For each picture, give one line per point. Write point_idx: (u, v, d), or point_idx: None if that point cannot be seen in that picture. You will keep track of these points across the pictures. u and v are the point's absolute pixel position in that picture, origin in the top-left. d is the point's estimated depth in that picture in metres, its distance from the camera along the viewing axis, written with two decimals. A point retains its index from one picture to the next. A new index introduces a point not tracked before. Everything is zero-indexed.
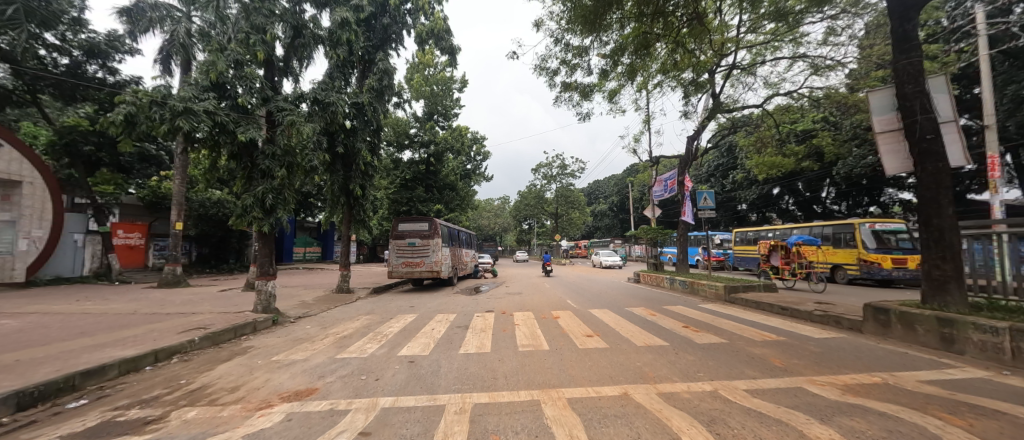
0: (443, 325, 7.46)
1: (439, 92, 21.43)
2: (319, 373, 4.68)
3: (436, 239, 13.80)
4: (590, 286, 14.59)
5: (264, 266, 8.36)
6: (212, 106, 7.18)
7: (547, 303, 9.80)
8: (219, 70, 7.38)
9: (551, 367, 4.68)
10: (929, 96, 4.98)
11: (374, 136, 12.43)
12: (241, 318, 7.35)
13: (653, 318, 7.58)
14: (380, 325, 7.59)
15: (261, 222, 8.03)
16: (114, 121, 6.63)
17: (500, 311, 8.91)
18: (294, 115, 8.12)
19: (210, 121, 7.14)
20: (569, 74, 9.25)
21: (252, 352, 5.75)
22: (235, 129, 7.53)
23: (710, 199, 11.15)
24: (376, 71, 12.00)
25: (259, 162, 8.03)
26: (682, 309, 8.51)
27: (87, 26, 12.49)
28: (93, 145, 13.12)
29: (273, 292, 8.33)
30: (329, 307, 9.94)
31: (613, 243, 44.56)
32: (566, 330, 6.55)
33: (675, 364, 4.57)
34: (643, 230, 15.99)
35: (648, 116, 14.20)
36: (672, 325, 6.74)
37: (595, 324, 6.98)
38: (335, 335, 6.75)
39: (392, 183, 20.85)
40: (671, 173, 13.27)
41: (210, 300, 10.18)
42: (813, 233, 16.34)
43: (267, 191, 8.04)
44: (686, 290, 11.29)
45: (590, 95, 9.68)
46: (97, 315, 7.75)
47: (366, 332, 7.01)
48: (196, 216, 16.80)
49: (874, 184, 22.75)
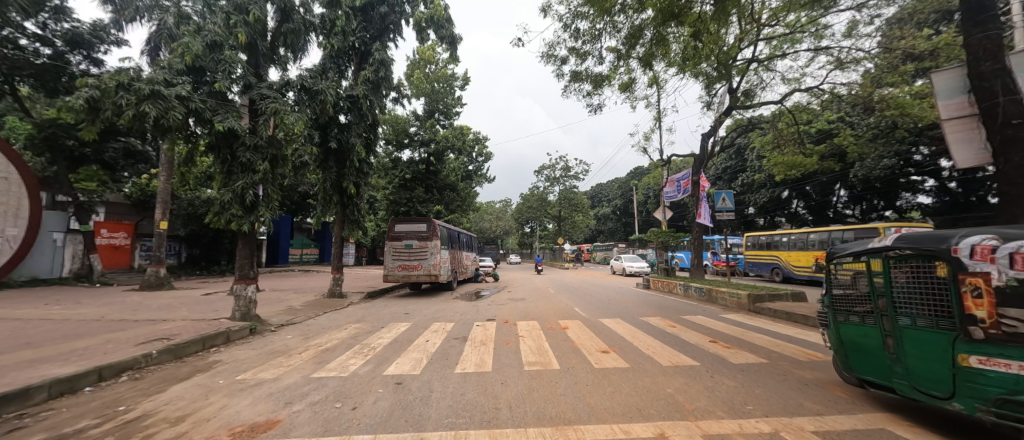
0: (438, 336, 6.68)
1: (440, 90, 20.71)
2: (286, 398, 3.90)
3: (435, 241, 13.03)
4: (597, 292, 13.80)
5: (243, 268, 7.62)
6: (186, 91, 6.51)
7: (554, 311, 9.02)
8: (194, 53, 6.66)
9: (564, 393, 3.89)
10: (1012, 75, 4.22)
11: (369, 131, 11.72)
12: (213, 327, 6.59)
13: (673, 330, 6.79)
14: (369, 335, 6.83)
15: (239, 221, 7.31)
16: (74, 107, 5.96)
17: (502, 320, 8.13)
18: (278, 104, 7.40)
19: (183, 107, 6.42)
20: (578, 62, 8.55)
21: (218, 368, 5.00)
22: (211, 118, 6.85)
23: (729, 200, 10.33)
24: (373, 61, 11.25)
25: (238, 154, 7.29)
26: (703, 320, 7.71)
27: (70, 15, 11.88)
28: (75, 140, 12.55)
29: (253, 298, 7.61)
30: (317, 314, 9.18)
31: (617, 247, 43.84)
32: (577, 345, 5.76)
33: (713, 391, 3.77)
34: (654, 233, 15.12)
35: (660, 114, 13.46)
36: (698, 340, 5.95)
37: (610, 338, 6.18)
38: (315, 348, 5.98)
39: (391, 183, 20.21)
40: (685, 172, 12.45)
41: (190, 305, 9.44)
42: (833, 237, 15.48)
43: (247, 186, 7.32)
44: (703, 298, 10.45)
45: (601, 86, 8.97)
46: (56, 322, 7.00)
47: (352, 344, 6.24)
48: (185, 215, 16.13)
49: (890, 187, 21.94)
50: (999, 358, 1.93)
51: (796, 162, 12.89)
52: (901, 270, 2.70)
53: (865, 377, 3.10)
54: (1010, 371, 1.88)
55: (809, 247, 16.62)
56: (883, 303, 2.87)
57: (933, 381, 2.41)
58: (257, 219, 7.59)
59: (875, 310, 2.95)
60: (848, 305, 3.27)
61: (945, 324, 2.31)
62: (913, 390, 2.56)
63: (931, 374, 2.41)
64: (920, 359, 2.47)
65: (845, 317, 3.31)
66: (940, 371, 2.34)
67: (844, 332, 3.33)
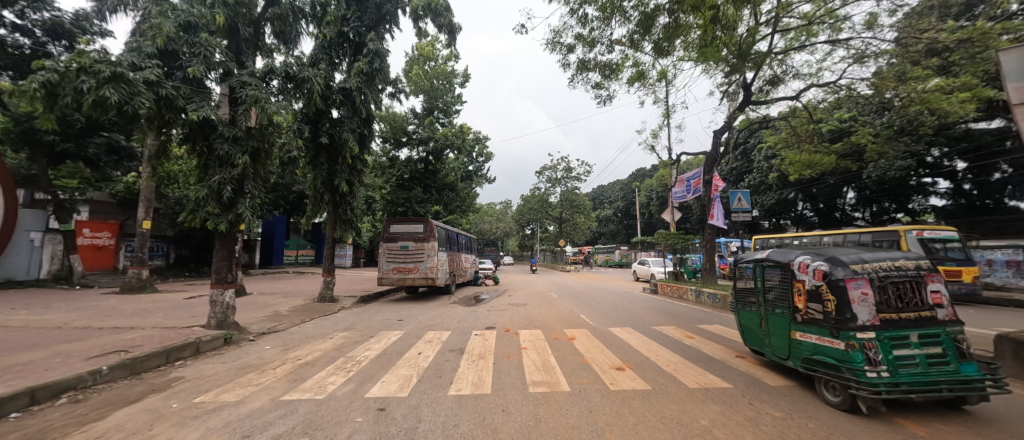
0: (432, 348, 6.05)
1: (440, 87, 20.11)
2: (244, 430, 3.24)
3: (432, 242, 12.41)
4: (603, 297, 13.16)
5: (220, 272, 6.98)
6: (156, 75, 5.90)
7: (558, 319, 8.39)
8: (166, 35, 6.02)
9: (577, 423, 3.24)
10: None
11: (363, 126, 11.11)
12: (184, 336, 5.96)
13: (692, 343, 6.18)
14: (355, 346, 6.20)
15: (213, 219, 6.65)
16: (28, 91, 5.36)
17: (503, 329, 7.49)
18: (258, 91, 6.76)
19: (151, 94, 5.80)
20: (586, 51, 7.94)
21: (178, 387, 4.36)
22: (185, 106, 6.24)
23: (746, 200, 9.65)
24: (367, 52, 10.62)
25: (216, 146, 6.67)
26: (723, 330, 7.07)
27: (51, 3, 11.32)
28: (55, 135, 11.88)
29: (231, 303, 6.98)
30: (304, 320, 8.55)
31: (619, 249, 43.18)
32: (588, 361, 5.13)
33: (755, 423, 3.14)
34: (662, 235, 14.48)
35: (668, 110, 12.82)
36: (723, 355, 5.31)
37: (624, 352, 5.54)
38: (294, 362, 5.35)
39: (388, 182, 19.68)
40: (696, 171, 11.81)
41: (168, 310, 8.81)
42: (848, 240, 14.70)
43: (225, 181, 6.69)
44: (717, 305, 9.76)
45: (610, 76, 8.36)
46: (11, 330, 6.36)
47: (335, 357, 5.61)
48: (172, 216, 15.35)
49: (903, 188, 21.31)
50: (808, 334, 3.56)
51: (813, 160, 12.26)
52: (770, 273, 4.30)
53: (751, 345, 4.87)
54: (812, 342, 3.51)
55: None
56: (758, 296, 4.57)
57: (781, 347, 4.14)
58: (236, 218, 6.95)
59: (756, 302, 4.62)
60: (742, 296, 4.98)
61: (787, 313, 3.97)
62: (772, 353, 4.30)
63: (780, 342, 4.12)
64: (779, 335, 4.12)
65: (742, 305, 5.04)
66: (785, 341, 4.04)
67: (742, 315, 5.05)
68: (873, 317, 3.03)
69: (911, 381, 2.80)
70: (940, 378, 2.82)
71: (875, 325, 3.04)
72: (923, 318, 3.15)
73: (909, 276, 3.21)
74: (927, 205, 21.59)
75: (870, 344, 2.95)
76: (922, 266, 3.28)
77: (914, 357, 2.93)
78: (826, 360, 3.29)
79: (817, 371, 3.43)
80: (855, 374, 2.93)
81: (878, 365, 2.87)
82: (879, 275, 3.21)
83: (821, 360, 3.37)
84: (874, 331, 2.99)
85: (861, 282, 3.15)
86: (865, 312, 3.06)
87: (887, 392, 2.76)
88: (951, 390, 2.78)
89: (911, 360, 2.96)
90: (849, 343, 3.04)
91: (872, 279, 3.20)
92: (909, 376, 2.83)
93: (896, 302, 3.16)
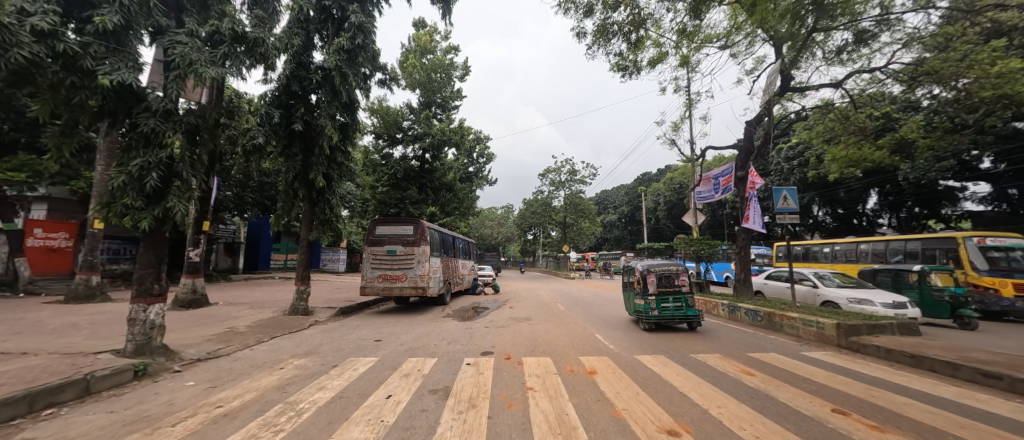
0: (406, 388, 4.49)
1: (438, 81, 18.81)
2: None
3: (423, 246, 10.90)
4: (617, 309, 11.65)
5: (144, 281, 5.48)
6: (51, 24, 4.44)
7: (571, 341, 6.87)
8: None
9: None
10: None
11: (344, 113, 9.73)
12: (76, 369, 4.43)
13: (751, 379, 4.66)
14: (307, 383, 4.67)
15: (133, 216, 5.20)
16: None
17: (504, 356, 5.92)
18: (195, 52, 5.31)
19: (39, 46, 4.35)
20: (606, 12, 6.55)
21: None
22: (92, 66, 4.80)
23: (793, 199, 8.04)
24: (349, 26, 9.20)
25: (138, 121, 5.22)
26: (779, 360, 5.56)
27: None
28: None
29: (157, 322, 5.50)
30: (262, 339, 7.07)
31: (625, 256, 41.44)
32: (622, 415, 3.57)
33: None
34: (685, 240, 12.93)
35: (691, 99, 11.34)
36: (811, 406, 3.76)
37: (669, 400, 3.99)
38: (209, 412, 3.79)
39: (379, 180, 18.29)
40: (728, 167, 10.17)
41: (99, 326, 7.30)
42: (891, 249, 13.33)
43: (148, 165, 5.22)
44: (759, 324, 8.06)
45: (633, 45, 6.95)
46: None
47: (274, 401, 4.09)
48: None
49: (937, 192, 19.78)
50: (636, 299, 8.25)
51: (859, 158, 10.88)
52: (630, 270, 8.96)
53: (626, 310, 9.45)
54: (636, 302, 8.22)
55: (860, 260, 14.43)
56: (626, 281, 9.28)
57: (631, 307, 8.76)
58: (164, 212, 5.45)
59: (626, 285, 9.32)
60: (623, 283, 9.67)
61: (632, 290, 8.67)
62: (629, 310, 8.94)
63: (629, 304, 8.86)
64: (629, 300, 8.84)
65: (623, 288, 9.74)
66: (631, 303, 8.76)
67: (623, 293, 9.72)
68: (653, 288, 7.82)
69: (664, 314, 7.60)
70: (676, 314, 7.60)
71: (654, 293, 7.78)
72: (679, 290, 7.81)
73: (675, 272, 7.87)
74: (960, 213, 20.00)
75: (651, 300, 7.69)
76: (681, 268, 7.96)
77: (670, 306, 7.69)
78: (638, 309, 8.02)
79: (637, 315, 8.15)
80: (645, 312, 7.68)
81: (652, 308, 7.67)
82: (660, 271, 7.89)
83: (637, 308, 8.10)
84: (654, 295, 7.70)
85: (652, 274, 7.85)
86: (651, 287, 7.77)
87: (653, 318, 7.53)
88: (678, 318, 7.57)
89: (668, 307, 7.74)
90: (644, 300, 7.79)
91: (658, 273, 7.88)
92: (665, 313, 7.59)
93: (667, 283, 7.85)
